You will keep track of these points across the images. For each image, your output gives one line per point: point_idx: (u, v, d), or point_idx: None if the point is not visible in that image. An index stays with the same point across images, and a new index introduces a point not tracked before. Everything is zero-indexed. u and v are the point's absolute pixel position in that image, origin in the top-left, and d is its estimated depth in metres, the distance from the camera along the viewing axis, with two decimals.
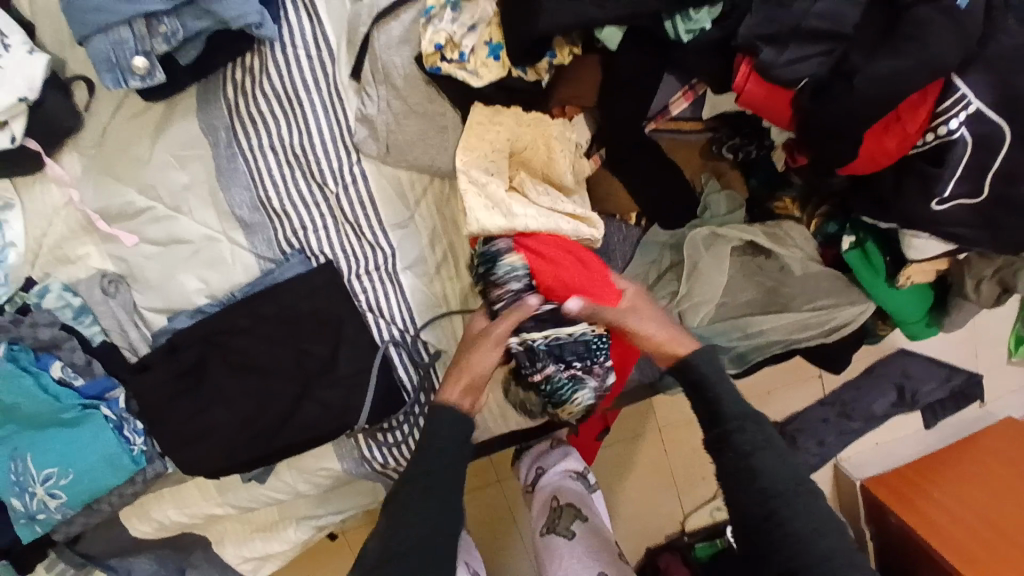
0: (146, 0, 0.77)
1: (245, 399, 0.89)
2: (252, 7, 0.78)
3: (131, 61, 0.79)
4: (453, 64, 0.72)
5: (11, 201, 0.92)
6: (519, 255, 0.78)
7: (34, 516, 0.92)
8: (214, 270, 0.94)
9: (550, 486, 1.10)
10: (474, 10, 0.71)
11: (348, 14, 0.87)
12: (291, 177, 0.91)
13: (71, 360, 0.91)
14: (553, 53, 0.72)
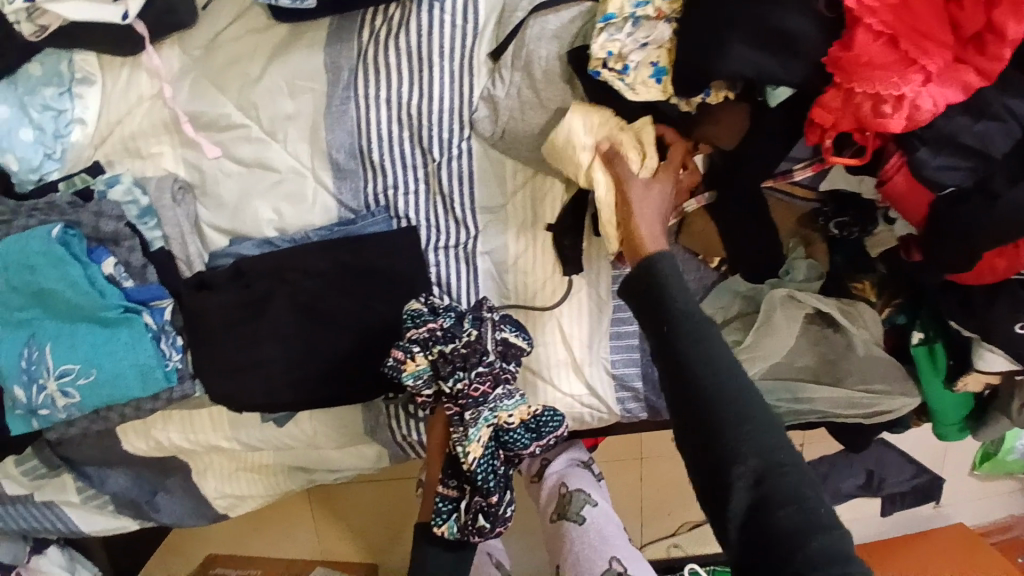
0: None
1: (303, 340, 0.87)
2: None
3: None
4: (614, 74, 0.75)
5: (93, 77, 0.87)
6: (411, 367, 0.80)
7: (34, 410, 0.84)
8: (291, 205, 0.90)
9: (556, 475, 1.21)
10: (651, 29, 0.74)
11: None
12: (397, 135, 0.88)
13: (126, 259, 0.84)
14: (709, 93, 0.75)
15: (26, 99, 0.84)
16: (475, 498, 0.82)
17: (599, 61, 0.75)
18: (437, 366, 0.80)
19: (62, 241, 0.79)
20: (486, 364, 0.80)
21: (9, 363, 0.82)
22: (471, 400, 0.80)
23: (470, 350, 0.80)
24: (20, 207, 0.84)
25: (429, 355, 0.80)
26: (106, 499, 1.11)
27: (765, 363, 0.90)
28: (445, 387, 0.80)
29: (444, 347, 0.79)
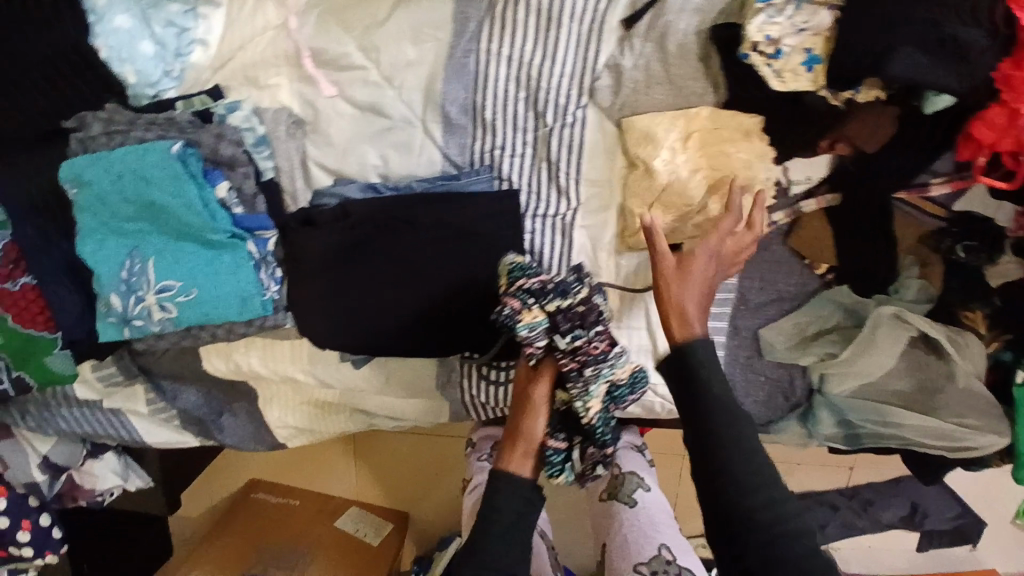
0: None
1: (394, 288, 0.88)
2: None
3: None
4: (763, 58, 0.71)
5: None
6: (530, 317, 0.78)
7: (128, 321, 0.85)
8: (399, 152, 0.90)
9: (610, 456, 1.23)
10: (813, 15, 0.69)
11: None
12: (513, 95, 0.85)
13: (239, 186, 0.84)
14: (860, 89, 0.71)
15: (149, 12, 0.83)
16: (589, 448, 0.87)
17: (754, 43, 0.70)
18: (555, 321, 0.78)
19: (183, 159, 0.79)
20: (602, 324, 0.80)
21: (110, 271, 0.83)
22: (591, 358, 0.79)
23: (588, 309, 0.79)
24: (138, 119, 0.83)
25: (545, 308, 0.79)
26: (173, 414, 1.14)
27: (857, 381, 0.88)
28: (558, 344, 0.79)
29: (562, 302, 0.79)
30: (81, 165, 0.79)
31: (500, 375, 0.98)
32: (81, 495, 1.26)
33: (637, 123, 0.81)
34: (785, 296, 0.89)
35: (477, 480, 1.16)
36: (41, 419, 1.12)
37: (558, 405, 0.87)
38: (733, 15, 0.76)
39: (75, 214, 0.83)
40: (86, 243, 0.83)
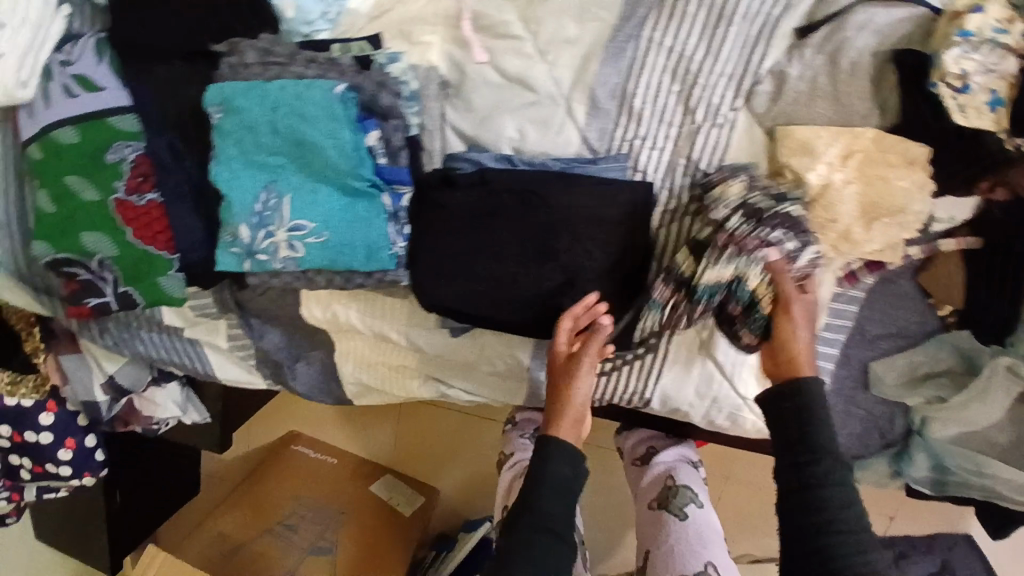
0: None
1: (515, 263, 0.87)
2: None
3: None
4: (949, 92, 0.70)
5: None
6: (732, 188, 0.79)
7: (252, 253, 0.85)
8: (536, 126, 0.88)
9: (664, 465, 1.22)
10: (1003, 57, 0.69)
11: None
12: (667, 87, 0.84)
13: (388, 137, 0.82)
14: None
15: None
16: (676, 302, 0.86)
17: (944, 73, 0.70)
18: (744, 204, 0.78)
19: (344, 100, 0.78)
20: (784, 242, 0.78)
21: (243, 201, 0.82)
22: (743, 249, 0.78)
23: (784, 220, 0.77)
24: (297, 54, 0.81)
25: (745, 194, 0.79)
26: (249, 353, 1.15)
27: (959, 427, 0.88)
28: (728, 223, 0.79)
29: (766, 202, 0.78)
30: (233, 92, 0.79)
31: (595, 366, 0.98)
32: (135, 420, 1.28)
33: (797, 131, 0.79)
34: (904, 332, 0.89)
35: (518, 458, 1.19)
36: (117, 339, 1.12)
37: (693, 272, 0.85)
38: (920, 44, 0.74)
39: (213, 139, 0.82)
40: (221, 169, 0.82)
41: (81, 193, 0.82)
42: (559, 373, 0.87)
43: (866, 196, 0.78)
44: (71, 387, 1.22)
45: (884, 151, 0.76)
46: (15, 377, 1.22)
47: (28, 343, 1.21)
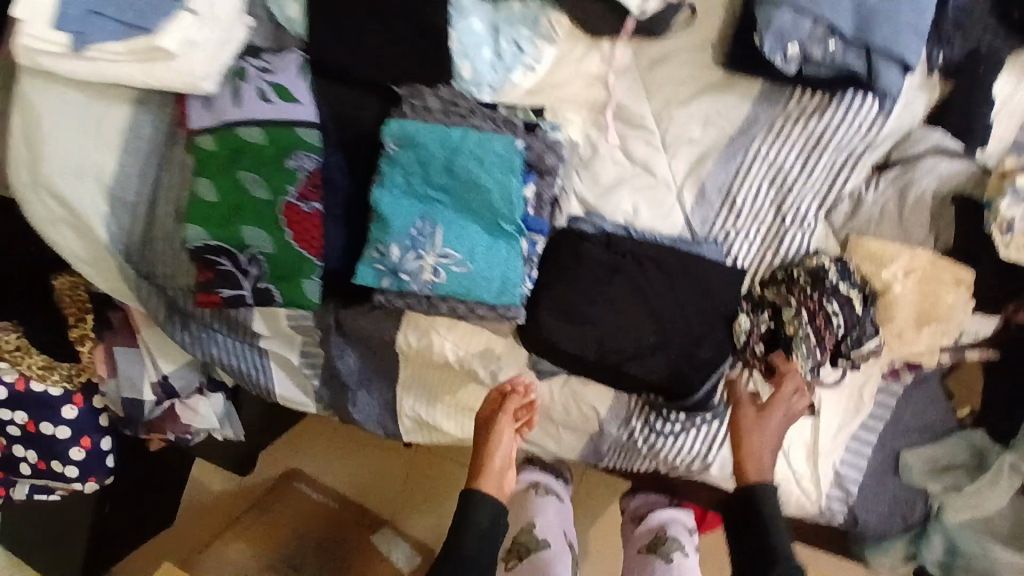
0: (840, 17, 0.83)
1: (623, 319, 0.95)
2: (890, 79, 0.86)
3: (790, 43, 0.84)
4: (996, 230, 0.88)
5: (553, 37, 0.95)
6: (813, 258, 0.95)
7: (395, 272, 0.92)
8: (648, 206, 0.99)
9: (660, 517, 1.27)
10: None
11: (911, 126, 0.94)
12: (765, 192, 0.96)
13: (541, 192, 0.94)
14: None
15: (502, 28, 0.94)
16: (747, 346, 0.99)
17: (998, 217, 0.88)
18: (810, 272, 0.93)
19: (522, 155, 0.90)
20: (829, 302, 0.92)
21: (401, 225, 0.91)
22: (792, 302, 0.94)
23: (833, 290, 0.92)
24: (477, 108, 0.92)
25: (814, 263, 0.94)
26: (314, 374, 1.19)
27: (971, 510, 1.00)
28: (792, 279, 0.95)
29: (827, 273, 0.92)
30: (414, 129, 0.89)
31: (665, 425, 1.05)
32: (169, 428, 1.24)
33: (869, 240, 0.94)
34: (928, 427, 1.04)
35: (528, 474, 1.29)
36: (194, 338, 1.12)
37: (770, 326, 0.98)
38: (978, 190, 0.92)
39: (382, 166, 0.91)
40: (384, 192, 0.91)
41: (252, 191, 0.88)
42: (485, 430, 1.06)
43: (926, 309, 0.92)
44: (118, 381, 1.19)
45: (947, 275, 0.91)
46: (48, 364, 1.19)
47: (78, 329, 1.19)
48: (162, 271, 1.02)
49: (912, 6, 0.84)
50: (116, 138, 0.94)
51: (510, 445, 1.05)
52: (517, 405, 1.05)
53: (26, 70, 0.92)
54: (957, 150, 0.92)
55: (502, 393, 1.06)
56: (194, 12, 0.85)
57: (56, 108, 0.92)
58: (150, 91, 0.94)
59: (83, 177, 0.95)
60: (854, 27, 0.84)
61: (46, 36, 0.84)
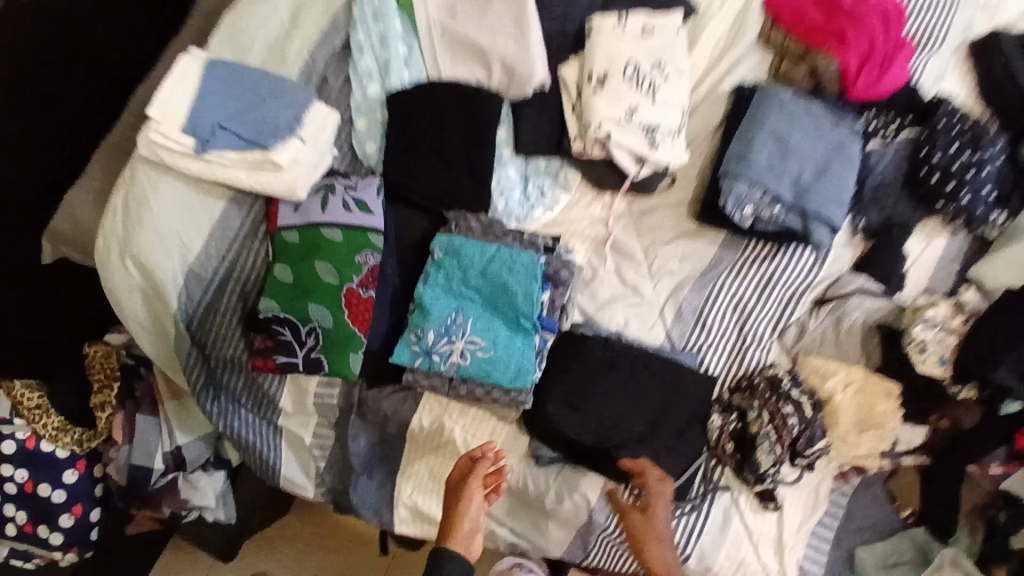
0: (781, 189, 1.13)
1: (615, 411, 1.12)
2: (821, 236, 1.14)
3: (746, 206, 1.14)
4: (914, 349, 1.07)
5: (569, 189, 1.23)
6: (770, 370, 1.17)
7: (427, 353, 1.09)
8: (637, 320, 1.20)
9: None
10: (943, 336, 1.07)
11: (840, 272, 1.19)
12: (729, 316, 1.19)
13: (554, 299, 1.15)
14: (963, 390, 1.08)
15: (530, 177, 1.22)
16: (720, 445, 1.15)
17: (913, 339, 1.07)
18: (768, 382, 1.13)
19: (543, 268, 1.11)
20: (785, 405, 1.11)
21: (439, 314, 1.09)
22: (755, 405, 1.12)
23: (786, 395, 1.11)
24: (506, 231, 1.16)
25: (770, 374, 1.15)
26: (322, 455, 1.26)
27: None
28: (753, 386, 1.14)
29: (782, 382, 1.12)
30: (457, 243, 1.12)
31: None
32: (167, 502, 1.26)
33: (815, 358, 1.15)
34: (879, 527, 1.17)
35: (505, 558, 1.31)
36: (220, 409, 1.22)
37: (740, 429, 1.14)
38: (898, 321, 1.13)
39: (427, 268, 1.13)
40: (426, 288, 1.11)
41: (322, 276, 1.07)
42: (454, 495, 1.03)
43: (865, 419, 1.10)
44: (131, 449, 1.24)
45: (879, 389, 1.11)
46: (63, 426, 1.25)
47: (100, 395, 1.26)
48: (213, 338, 1.17)
49: (838, 183, 1.13)
50: (207, 225, 1.13)
51: (479, 510, 1.01)
52: (488, 468, 1.04)
53: (141, 162, 1.11)
54: (879, 290, 1.15)
55: (472, 458, 1.06)
56: (302, 139, 1.10)
57: (166, 194, 1.11)
58: (243, 194, 1.15)
59: (166, 251, 1.11)
60: (794, 196, 1.13)
61: (175, 138, 1.07)
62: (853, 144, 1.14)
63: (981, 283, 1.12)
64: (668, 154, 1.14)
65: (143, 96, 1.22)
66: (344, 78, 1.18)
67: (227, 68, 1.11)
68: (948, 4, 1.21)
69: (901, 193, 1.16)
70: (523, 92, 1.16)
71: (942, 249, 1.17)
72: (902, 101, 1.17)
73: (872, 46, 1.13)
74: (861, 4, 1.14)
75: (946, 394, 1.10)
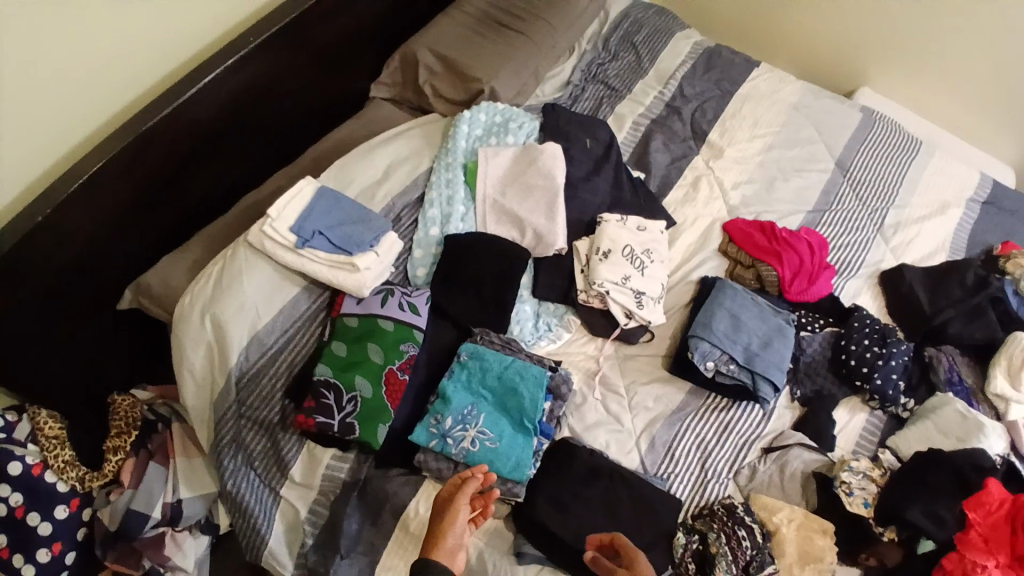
0: (735, 352, 1.43)
1: (592, 515, 1.28)
2: (766, 393, 1.43)
3: (707, 361, 1.43)
4: (843, 489, 1.30)
5: (569, 329, 1.55)
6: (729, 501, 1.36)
7: (443, 437, 1.28)
8: (616, 445, 1.42)
9: None
10: (866, 484, 1.31)
11: (782, 428, 1.46)
12: (693, 452, 1.42)
13: (553, 410, 1.37)
14: (885, 531, 1.28)
15: (541, 315, 1.54)
16: (682, 563, 1.27)
17: (843, 481, 1.31)
18: (727, 510, 1.31)
19: (548, 380, 1.35)
20: (740, 530, 1.28)
21: (459, 404, 1.30)
22: (716, 527, 1.28)
23: (739, 521, 1.29)
24: (521, 350, 1.44)
25: (726, 502, 1.34)
26: (309, 532, 1.31)
27: None
28: (714, 512, 1.32)
29: (736, 510, 1.31)
30: (481, 349, 1.37)
31: None
32: (148, 555, 1.36)
33: (762, 495, 1.36)
34: None
35: None
36: (234, 468, 1.35)
37: (703, 550, 1.28)
38: (829, 469, 1.38)
39: (453, 367, 1.37)
40: (450, 382, 1.34)
41: (371, 355, 1.30)
42: (442, 512, 1.13)
43: (806, 553, 1.27)
44: (134, 494, 1.37)
45: (817, 526, 1.30)
46: (72, 461, 1.36)
47: (116, 440, 1.41)
48: (252, 400, 1.34)
49: (778, 355, 1.45)
50: (278, 304, 1.37)
51: (463, 523, 1.11)
52: (474, 486, 1.15)
53: (244, 246, 1.39)
54: (815, 445, 1.41)
55: (463, 478, 1.17)
56: (377, 253, 1.41)
57: (255, 275, 1.36)
58: (314, 285, 1.42)
59: (242, 317, 1.33)
60: (744, 360, 1.43)
61: (280, 234, 1.37)
62: (790, 330, 1.50)
63: (896, 449, 1.41)
64: (651, 313, 1.49)
65: (255, 199, 1.51)
66: (413, 219, 1.55)
67: (333, 194, 1.45)
68: (861, 246, 1.72)
69: (828, 372, 1.50)
70: (546, 252, 1.54)
71: (862, 421, 1.47)
72: (826, 306, 1.58)
73: (801, 264, 1.57)
74: (793, 235, 1.61)
75: (872, 534, 1.28)
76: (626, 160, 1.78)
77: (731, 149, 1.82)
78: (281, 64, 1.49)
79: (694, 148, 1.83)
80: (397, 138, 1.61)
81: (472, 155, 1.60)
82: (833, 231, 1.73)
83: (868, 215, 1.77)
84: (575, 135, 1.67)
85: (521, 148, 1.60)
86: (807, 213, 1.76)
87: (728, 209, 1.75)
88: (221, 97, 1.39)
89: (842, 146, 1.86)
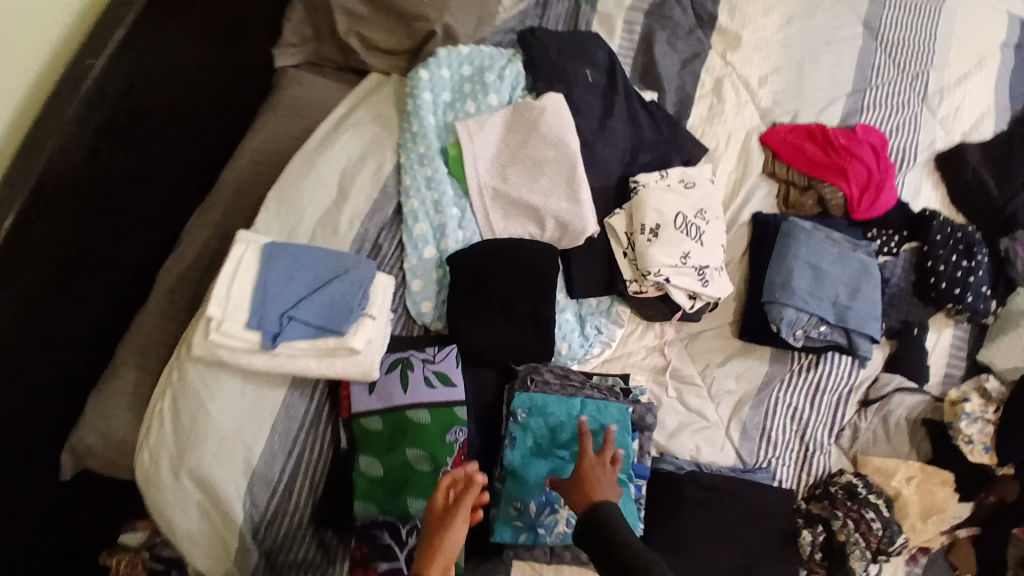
0: (824, 312, 1.23)
1: (714, 543, 1.13)
2: (864, 348, 1.26)
3: (797, 329, 1.22)
4: (962, 439, 1.22)
5: (621, 322, 1.26)
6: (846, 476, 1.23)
7: (532, 526, 1.05)
8: (707, 444, 1.22)
9: None
10: (982, 428, 1.23)
11: (875, 372, 1.31)
12: (789, 426, 1.26)
13: (643, 443, 1.17)
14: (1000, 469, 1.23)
15: (586, 317, 1.24)
16: (810, 556, 1.18)
17: (961, 433, 1.22)
18: (848, 493, 1.19)
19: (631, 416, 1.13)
20: (867, 511, 1.17)
21: (537, 481, 1.06)
22: (843, 514, 1.17)
23: (865, 503, 1.17)
24: (585, 382, 1.17)
25: (844, 480, 1.22)
26: None
27: None
28: (835, 497, 1.20)
29: (858, 490, 1.19)
30: (541, 401, 1.10)
31: None
32: None
33: (873, 456, 1.25)
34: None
35: None
36: None
37: (830, 538, 1.18)
38: (933, 413, 1.28)
39: (513, 431, 1.10)
40: (516, 453, 1.08)
41: (416, 464, 1.01)
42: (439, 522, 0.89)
43: (930, 510, 1.20)
44: None
45: (936, 479, 1.22)
46: None
47: None
48: (280, 546, 1.03)
49: (869, 301, 1.26)
50: (269, 420, 1.01)
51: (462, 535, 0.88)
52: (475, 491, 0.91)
53: (190, 360, 0.98)
54: (914, 386, 1.29)
55: (459, 480, 0.92)
56: (372, 316, 1.03)
57: (226, 397, 0.98)
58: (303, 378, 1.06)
59: (230, 459, 0.98)
60: (836, 317, 1.24)
61: (235, 334, 0.96)
62: (873, 264, 1.30)
63: (992, 365, 1.30)
64: (719, 287, 1.23)
65: (171, 275, 1.05)
66: (397, 242, 1.14)
67: (285, 249, 1.01)
68: (912, 125, 1.45)
69: (912, 297, 1.33)
70: (575, 242, 1.19)
71: (951, 340, 1.34)
72: (895, 218, 1.36)
73: (869, 175, 1.33)
74: (853, 140, 1.34)
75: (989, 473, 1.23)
76: (630, 78, 1.37)
77: (748, 33, 1.44)
78: (146, 66, 0.95)
79: (705, 40, 1.43)
80: (339, 131, 1.14)
81: (449, 134, 1.18)
82: (881, 115, 1.44)
83: (910, 85, 1.48)
84: (572, 70, 1.25)
85: (510, 108, 1.19)
86: (849, 97, 1.45)
87: (761, 114, 1.41)
88: (81, 155, 0.87)
89: (869, 3, 1.52)
